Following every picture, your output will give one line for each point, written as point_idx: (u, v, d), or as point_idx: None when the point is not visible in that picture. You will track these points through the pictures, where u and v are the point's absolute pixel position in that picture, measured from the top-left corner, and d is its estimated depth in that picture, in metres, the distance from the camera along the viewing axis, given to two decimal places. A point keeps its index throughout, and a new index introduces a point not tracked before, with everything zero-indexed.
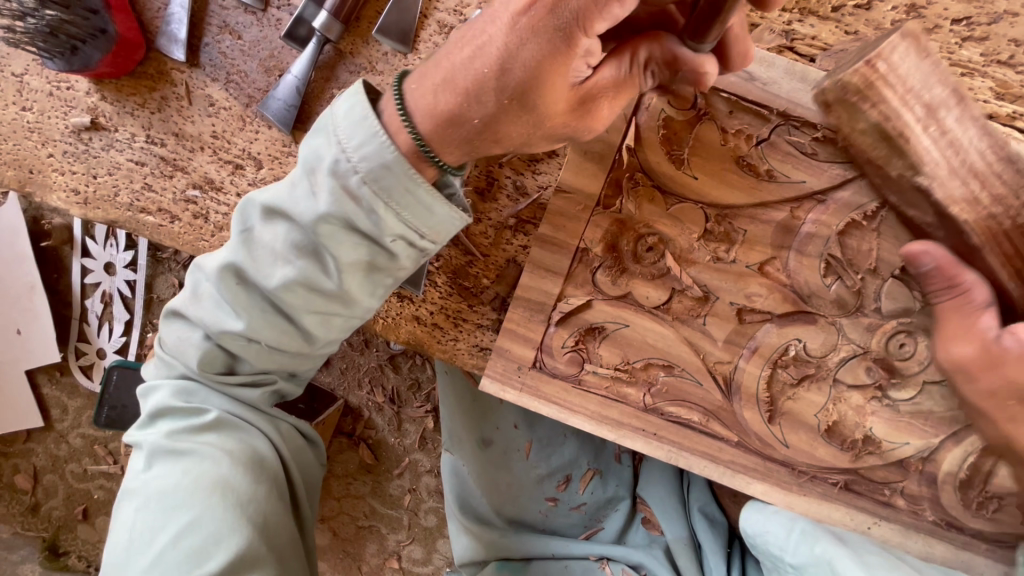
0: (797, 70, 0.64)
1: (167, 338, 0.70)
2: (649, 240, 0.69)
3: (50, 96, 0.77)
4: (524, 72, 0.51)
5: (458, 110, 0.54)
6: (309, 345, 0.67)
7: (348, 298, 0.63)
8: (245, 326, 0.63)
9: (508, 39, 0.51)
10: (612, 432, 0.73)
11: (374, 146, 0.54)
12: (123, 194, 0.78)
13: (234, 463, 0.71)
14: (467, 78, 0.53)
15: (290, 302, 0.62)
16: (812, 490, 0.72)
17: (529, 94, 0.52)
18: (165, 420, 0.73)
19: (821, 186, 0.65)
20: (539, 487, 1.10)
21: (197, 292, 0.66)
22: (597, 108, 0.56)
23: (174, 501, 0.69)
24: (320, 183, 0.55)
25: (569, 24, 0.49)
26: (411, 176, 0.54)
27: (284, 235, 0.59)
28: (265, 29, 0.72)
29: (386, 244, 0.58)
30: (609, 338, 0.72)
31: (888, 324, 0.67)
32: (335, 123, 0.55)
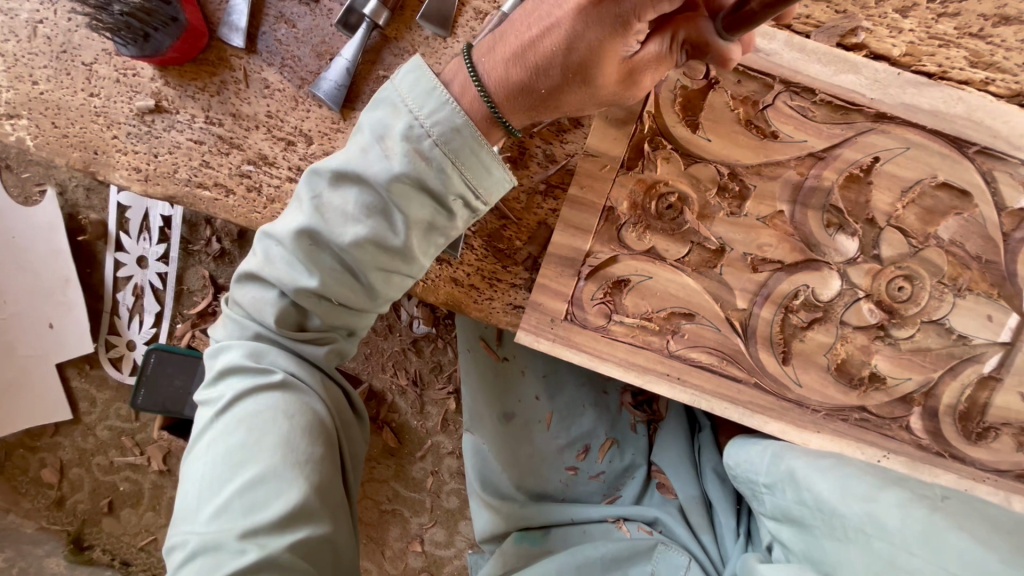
0: (796, 42, 0.72)
1: (242, 298, 0.75)
2: (669, 198, 0.76)
3: (117, 83, 0.84)
4: (585, 52, 0.61)
5: (527, 81, 0.64)
6: (371, 301, 0.74)
7: (411, 257, 0.70)
8: (318, 284, 0.69)
9: (574, 22, 0.61)
10: (638, 377, 0.79)
11: (444, 114, 0.63)
12: (182, 171, 0.85)
13: (295, 422, 0.73)
14: (535, 55, 0.63)
15: (360, 259, 0.68)
16: (826, 427, 0.79)
17: (588, 71, 0.62)
18: (232, 378, 0.75)
19: (821, 145, 0.73)
20: (560, 457, 1.15)
21: (268, 255, 0.71)
22: (641, 78, 0.65)
23: (238, 456, 0.71)
24: (394, 147, 0.63)
25: (627, 14, 0.59)
26: (476, 139, 0.63)
27: (356, 197, 0.66)
28: (317, 18, 0.80)
29: (448, 203, 0.66)
30: (634, 290, 0.78)
31: (887, 268, 0.75)
32: (405, 96, 0.64)
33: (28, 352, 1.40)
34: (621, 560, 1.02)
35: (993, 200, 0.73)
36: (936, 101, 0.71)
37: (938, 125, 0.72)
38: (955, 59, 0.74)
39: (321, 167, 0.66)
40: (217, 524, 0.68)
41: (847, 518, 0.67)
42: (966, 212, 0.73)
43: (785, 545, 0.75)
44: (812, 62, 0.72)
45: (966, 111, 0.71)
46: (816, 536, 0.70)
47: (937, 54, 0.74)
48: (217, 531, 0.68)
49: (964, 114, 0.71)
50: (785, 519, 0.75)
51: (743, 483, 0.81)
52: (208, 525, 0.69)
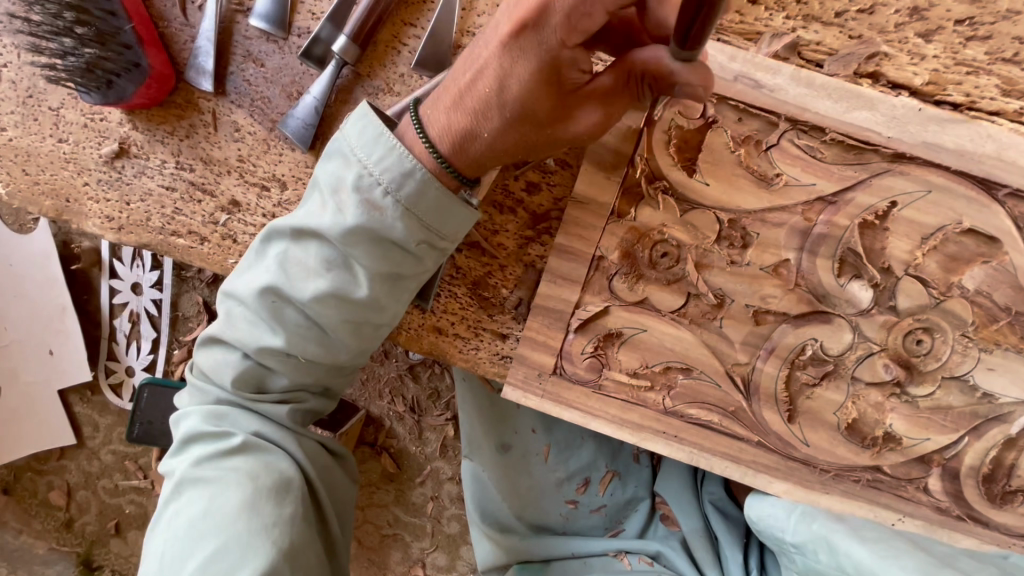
0: (802, 75, 0.65)
1: (204, 361, 0.73)
2: (664, 246, 0.70)
3: (85, 128, 0.81)
4: (518, 91, 0.57)
5: (469, 127, 0.60)
6: (343, 355, 0.70)
7: (379, 306, 0.67)
8: (283, 342, 0.67)
9: (500, 59, 0.56)
10: (633, 435, 0.74)
11: (392, 159, 0.60)
12: (155, 218, 0.81)
13: (258, 484, 0.70)
14: (472, 99, 0.59)
15: (325, 315, 0.65)
16: (835, 488, 0.73)
17: (528, 109, 0.58)
18: (194, 445, 0.73)
19: (832, 188, 0.66)
20: (558, 490, 1.11)
21: (229, 317, 0.69)
22: (588, 112, 0.60)
23: (201, 525, 0.68)
24: (346, 201, 0.62)
25: (549, 43, 0.54)
26: (429, 182, 0.60)
27: (316, 252, 0.64)
28: (287, 56, 0.76)
29: (413, 249, 0.64)
30: (627, 343, 0.73)
31: (904, 322, 0.68)
32: (353, 146, 0.62)
33: (31, 379, 1.41)
34: None
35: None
36: (962, 139, 0.64)
37: (964, 165, 0.65)
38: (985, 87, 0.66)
39: (276, 226, 0.65)
40: None
41: None
42: (995, 260, 0.66)
43: None
44: (821, 98, 0.65)
45: (996, 149, 0.64)
46: None
47: (966, 81, 0.66)
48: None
49: (994, 153, 0.64)
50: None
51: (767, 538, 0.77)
52: None
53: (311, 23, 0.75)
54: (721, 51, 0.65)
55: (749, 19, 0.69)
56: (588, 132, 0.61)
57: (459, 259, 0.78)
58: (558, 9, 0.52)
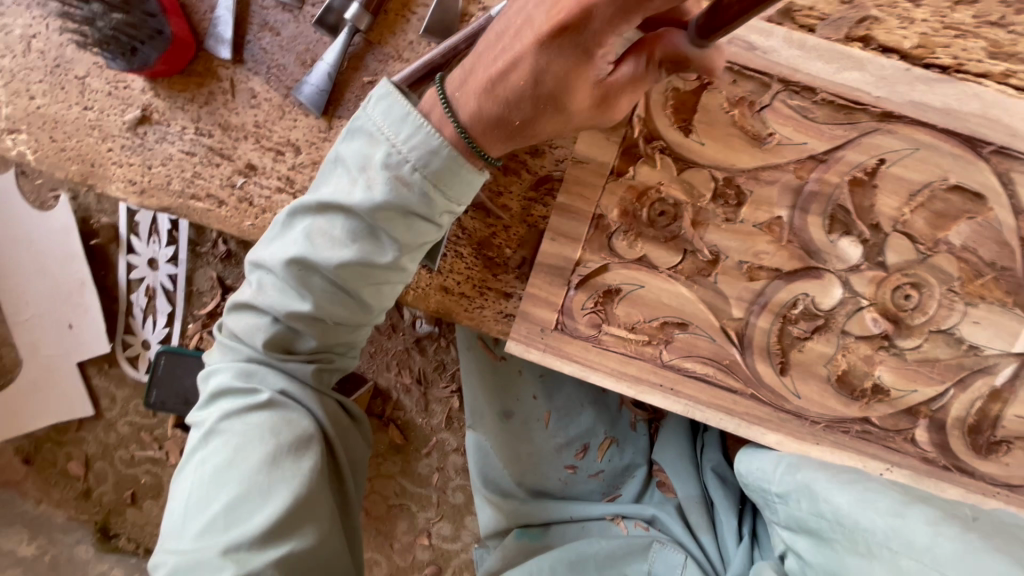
0: (794, 39, 0.68)
1: (234, 324, 0.76)
2: (661, 204, 0.73)
3: (109, 96, 0.85)
4: (553, 83, 0.60)
5: (501, 113, 0.63)
6: (368, 315, 0.74)
7: (401, 271, 0.71)
8: (312, 306, 0.70)
9: (537, 55, 0.60)
10: (632, 388, 0.77)
11: (419, 137, 0.64)
12: (175, 182, 0.85)
13: (280, 440, 0.73)
14: (505, 88, 0.62)
15: (350, 281, 0.68)
16: (826, 439, 0.76)
17: (560, 99, 0.62)
18: (223, 401, 0.77)
19: (822, 147, 0.69)
20: (558, 455, 1.14)
21: (259, 283, 0.72)
22: (618, 102, 0.64)
23: (225, 474, 0.72)
24: (375, 176, 0.65)
25: (587, 45, 0.58)
26: (454, 158, 0.64)
27: (343, 224, 0.67)
28: (301, 25, 0.79)
29: (435, 219, 0.68)
30: (626, 299, 0.76)
31: (892, 277, 0.71)
32: (380, 124, 0.65)
33: (52, 351, 1.47)
34: (617, 558, 1.03)
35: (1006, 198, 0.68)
36: (948, 98, 0.67)
37: (950, 123, 0.67)
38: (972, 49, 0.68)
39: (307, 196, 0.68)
40: (201, 542, 0.70)
41: (870, 532, 0.65)
42: (980, 216, 0.69)
43: (801, 555, 0.74)
44: (812, 59, 0.68)
45: (980, 108, 0.67)
46: (836, 548, 0.68)
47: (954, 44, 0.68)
48: (200, 547, 0.69)
49: (979, 112, 0.67)
50: (802, 529, 0.74)
51: (754, 490, 0.78)
52: (192, 541, 0.70)
53: None
54: None
55: None
56: (612, 119, 0.66)
57: (466, 221, 0.82)
58: (600, 15, 0.56)
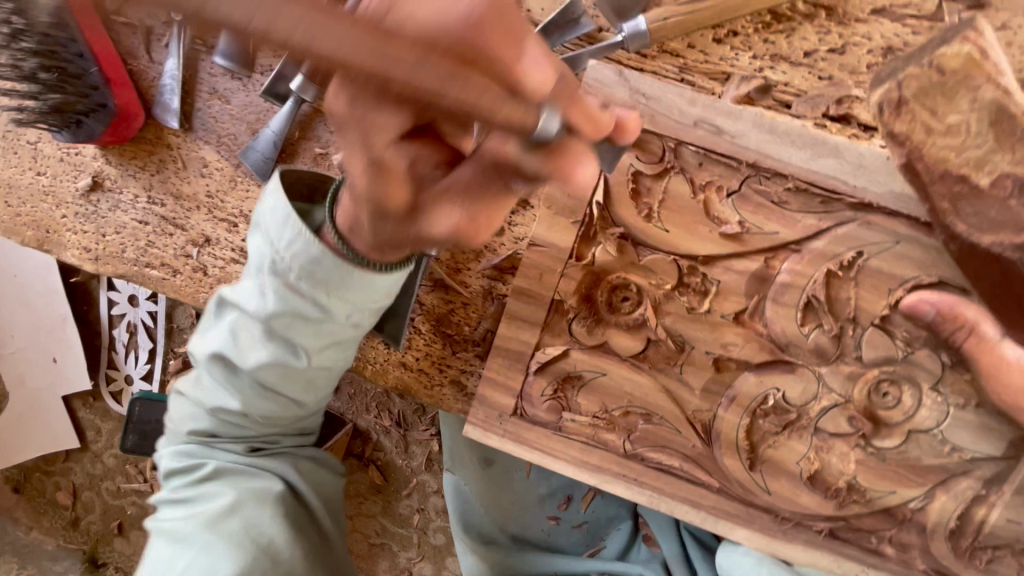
0: (766, 122, 0.63)
1: (176, 406, 0.75)
2: (624, 290, 0.69)
3: (61, 161, 0.82)
4: (363, 185, 0.46)
5: (359, 231, 0.58)
6: (301, 409, 0.71)
7: (322, 368, 0.67)
8: (238, 403, 0.67)
9: (346, 154, 0.47)
10: (593, 477, 0.73)
11: (300, 245, 0.59)
12: (129, 251, 0.83)
13: (240, 492, 0.71)
14: (350, 215, 0.57)
15: (268, 378, 0.66)
16: (797, 537, 0.71)
17: (382, 209, 0.48)
18: (173, 481, 0.73)
19: (795, 237, 0.65)
20: (541, 506, 1.11)
21: (195, 375, 0.71)
22: (466, 238, 0.50)
23: (184, 549, 0.68)
24: (267, 283, 0.62)
25: (381, 209, 0.48)
26: (341, 266, 0.59)
27: (256, 325, 0.64)
28: (251, 94, 0.76)
29: (343, 320, 0.64)
30: (587, 386, 0.73)
31: (869, 373, 0.66)
32: (268, 225, 0.62)
33: (38, 384, 1.48)
34: None
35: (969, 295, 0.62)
36: None
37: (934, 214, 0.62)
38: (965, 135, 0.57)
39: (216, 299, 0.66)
40: None
41: None
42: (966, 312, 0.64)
43: None
44: (785, 144, 0.63)
45: None
46: None
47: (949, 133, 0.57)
48: None
49: None
50: None
51: None
52: None
53: (273, 61, 0.75)
54: (680, 95, 0.64)
55: (715, 59, 0.67)
56: (449, 234, 0.47)
57: (424, 296, 0.78)
58: (361, 183, 0.47)
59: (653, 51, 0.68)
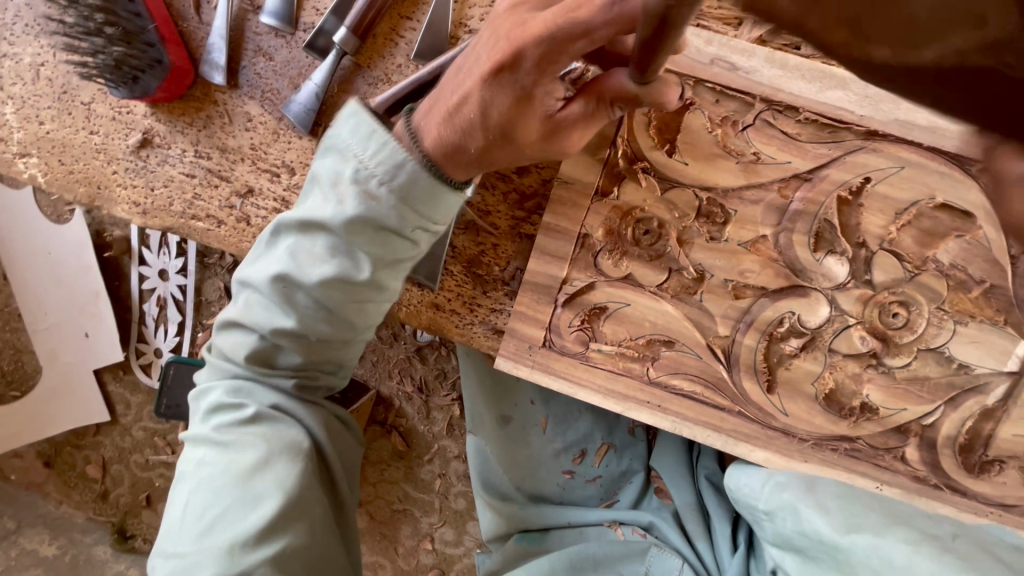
0: (777, 58, 0.68)
1: (222, 343, 0.78)
2: (646, 223, 0.74)
3: (113, 120, 0.88)
4: (500, 116, 0.63)
5: (457, 142, 0.65)
6: (352, 332, 0.76)
7: (382, 285, 0.73)
8: (295, 323, 0.72)
9: (481, 90, 0.62)
10: (619, 404, 0.77)
11: (386, 153, 0.66)
12: (177, 204, 0.88)
13: (270, 445, 0.75)
14: (459, 120, 0.65)
15: (330, 296, 0.71)
16: (814, 457, 0.75)
17: (509, 135, 0.65)
18: (213, 416, 0.78)
19: (806, 166, 0.69)
20: (556, 460, 1.12)
21: (247, 302, 0.75)
22: (566, 138, 0.66)
23: (217, 484, 0.74)
24: (346, 192, 0.67)
25: (524, 80, 0.60)
26: (421, 170, 0.65)
27: (323, 242, 0.69)
28: (294, 50, 0.82)
29: (408, 234, 0.69)
30: (612, 317, 0.77)
31: (880, 295, 0.71)
32: (349, 141, 0.67)
33: (71, 359, 1.53)
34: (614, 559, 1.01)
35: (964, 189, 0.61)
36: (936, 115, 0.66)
37: (936, 141, 0.67)
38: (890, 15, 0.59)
39: (284, 218, 0.70)
40: (201, 543, 0.72)
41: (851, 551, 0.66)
42: (969, 235, 0.68)
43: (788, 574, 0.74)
44: (795, 78, 0.68)
45: None
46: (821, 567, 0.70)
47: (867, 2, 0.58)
48: (200, 549, 0.71)
49: None
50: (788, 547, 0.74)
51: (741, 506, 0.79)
52: (191, 544, 0.72)
53: (315, 19, 0.80)
54: (697, 36, 0.69)
55: None
56: (563, 150, 0.68)
57: (456, 239, 0.83)
58: (530, 54, 0.59)
59: None
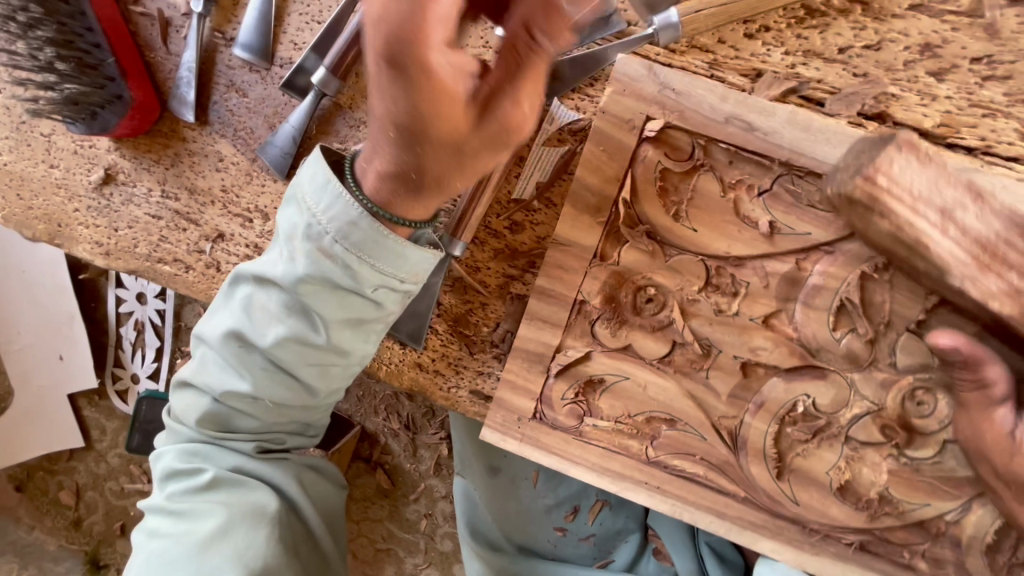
0: (800, 119, 0.61)
1: (177, 405, 0.71)
2: (648, 291, 0.67)
3: (76, 154, 0.81)
4: (405, 117, 0.48)
5: (397, 170, 0.54)
6: (313, 397, 0.69)
7: (342, 347, 0.65)
8: (250, 386, 0.66)
9: (371, 99, 0.49)
10: (613, 484, 0.71)
11: (339, 207, 0.58)
12: (141, 246, 0.81)
13: (231, 511, 0.68)
14: (385, 144, 0.53)
15: (285, 358, 0.64)
16: (825, 550, 0.68)
17: (430, 129, 0.48)
18: (168, 483, 0.71)
19: (827, 238, 0.63)
20: (547, 516, 1.05)
21: (201, 360, 0.68)
22: (501, 107, 0.48)
23: (172, 561, 0.66)
24: (298, 248, 0.61)
25: (392, 55, 0.44)
26: (376, 227, 0.58)
27: (277, 298, 0.64)
28: (269, 86, 0.75)
29: (370, 294, 0.62)
30: (609, 390, 0.70)
31: (904, 380, 0.64)
32: (304, 193, 0.60)
33: (44, 382, 1.47)
34: None
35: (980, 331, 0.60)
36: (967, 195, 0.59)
37: None
38: (936, 166, 0.56)
39: (240, 272, 0.65)
40: None
41: None
42: None
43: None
44: (819, 142, 0.61)
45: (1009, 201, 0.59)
46: None
47: (934, 156, 0.56)
48: None
49: None
50: None
51: None
52: None
53: (292, 54, 0.73)
54: (711, 91, 0.62)
55: (746, 56, 0.65)
56: (509, 128, 0.49)
57: (442, 296, 0.77)
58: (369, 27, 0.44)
59: (682, 45, 0.66)
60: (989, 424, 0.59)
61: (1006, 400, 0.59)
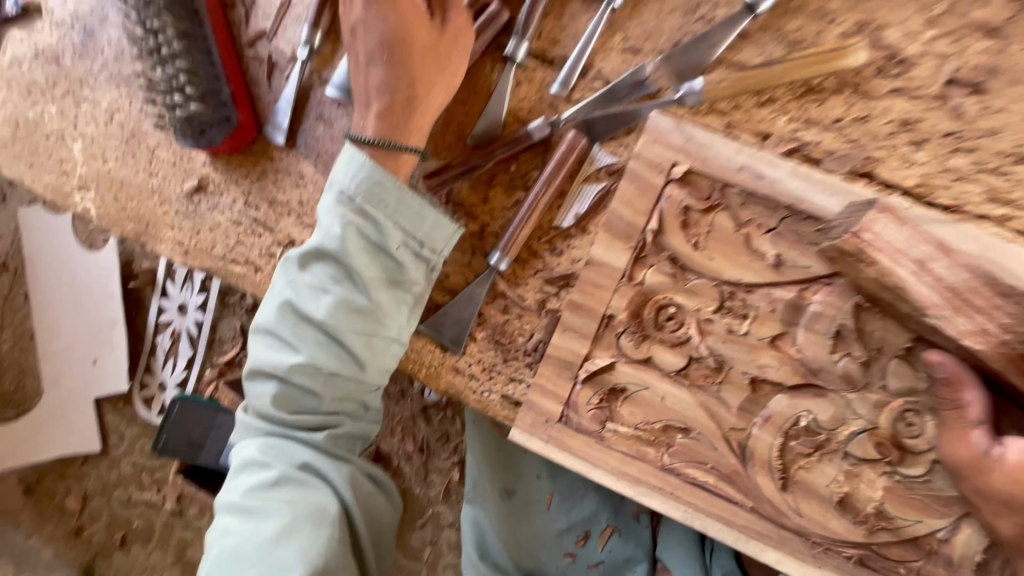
0: (801, 173, 0.73)
1: (247, 399, 0.80)
2: (669, 310, 0.77)
3: (173, 166, 0.94)
4: (390, 43, 0.76)
5: (389, 99, 0.78)
6: (364, 371, 0.76)
7: (385, 312, 0.75)
8: (306, 358, 0.74)
9: (364, 46, 0.78)
10: (631, 488, 0.77)
11: (364, 172, 0.74)
12: (219, 247, 0.92)
13: (296, 510, 0.74)
14: (377, 80, 0.78)
15: (338, 327, 0.73)
16: (826, 563, 0.74)
17: (406, 44, 0.76)
18: (241, 480, 0.78)
19: (826, 270, 0.73)
20: (558, 541, 1.09)
21: (257, 350, 0.77)
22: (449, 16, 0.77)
23: (243, 554, 0.73)
24: (331, 215, 0.75)
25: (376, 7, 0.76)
26: (396, 185, 0.74)
27: (324, 270, 0.75)
28: (353, 120, 0.88)
29: (396, 252, 0.75)
30: (631, 399, 0.78)
31: (895, 402, 0.72)
32: (335, 173, 0.76)
33: (74, 385, 1.52)
34: None
35: (963, 361, 0.67)
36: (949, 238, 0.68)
37: None
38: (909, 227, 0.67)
39: (289, 259, 0.76)
40: None
41: None
42: None
43: None
44: (817, 192, 0.72)
45: None
46: None
47: (906, 218, 0.67)
48: None
49: None
50: None
51: None
52: None
53: None
54: (726, 145, 0.75)
55: (756, 121, 0.79)
56: (459, 21, 0.78)
57: (483, 307, 0.86)
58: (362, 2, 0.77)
59: (703, 109, 0.80)
60: (965, 443, 0.67)
61: (981, 423, 0.67)
